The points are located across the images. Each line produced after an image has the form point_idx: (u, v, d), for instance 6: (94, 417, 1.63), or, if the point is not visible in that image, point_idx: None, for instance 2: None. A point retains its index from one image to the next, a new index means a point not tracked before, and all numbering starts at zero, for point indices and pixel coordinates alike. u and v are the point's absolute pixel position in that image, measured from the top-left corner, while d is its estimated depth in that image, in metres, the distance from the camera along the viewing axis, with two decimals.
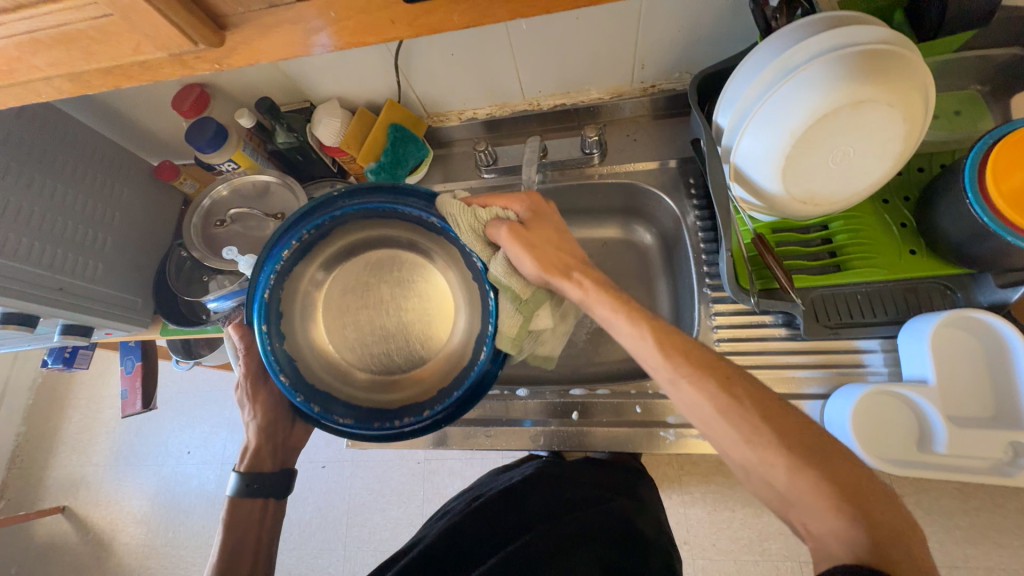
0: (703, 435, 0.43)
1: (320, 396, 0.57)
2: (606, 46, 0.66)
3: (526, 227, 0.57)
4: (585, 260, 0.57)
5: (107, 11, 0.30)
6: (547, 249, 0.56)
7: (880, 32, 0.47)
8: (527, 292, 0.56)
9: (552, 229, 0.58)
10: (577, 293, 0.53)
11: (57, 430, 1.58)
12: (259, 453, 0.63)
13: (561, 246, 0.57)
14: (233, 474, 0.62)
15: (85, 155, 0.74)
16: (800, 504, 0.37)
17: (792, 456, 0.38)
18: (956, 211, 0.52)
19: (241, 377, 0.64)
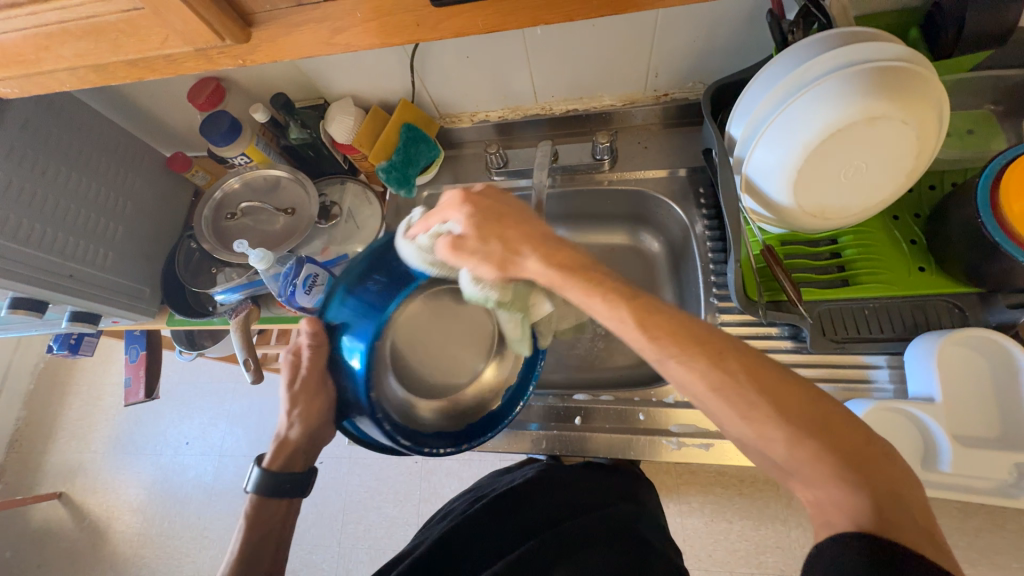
0: (698, 406, 0.41)
1: (382, 410, 0.56)
2: (621, 54, 0.67)
3: (467, 227, 0.49)
4: (547, 233, 0.49)
5: (137, 5, 0.30)
6: (494, 244, 0.48)
7: (896, 49, 0.47)
8: (508, 295, 0.53)
9: (498, 210, 0.50)
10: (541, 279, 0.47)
11: (58, 416, 1.59)
12: (290, 453, 0.62)
13: (512, 230, 0.49)
14: (256, 470, 0.60)
15: (101, 144, 0.75)
16: (799, 473, 0.36)
17: (790, 427, 0.36)
18: (968, 229, 0.52)
19: (297, 382, 0.60)
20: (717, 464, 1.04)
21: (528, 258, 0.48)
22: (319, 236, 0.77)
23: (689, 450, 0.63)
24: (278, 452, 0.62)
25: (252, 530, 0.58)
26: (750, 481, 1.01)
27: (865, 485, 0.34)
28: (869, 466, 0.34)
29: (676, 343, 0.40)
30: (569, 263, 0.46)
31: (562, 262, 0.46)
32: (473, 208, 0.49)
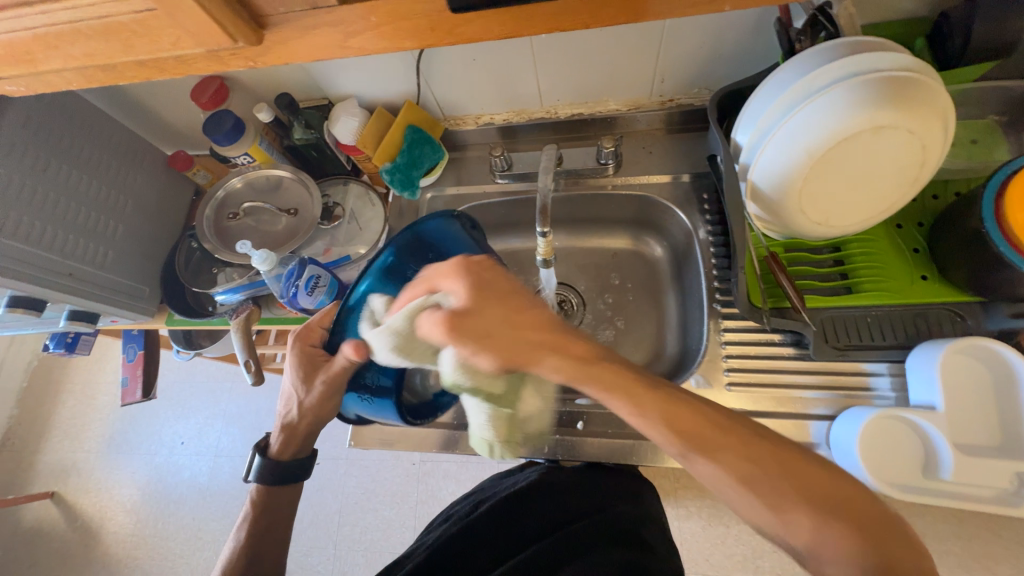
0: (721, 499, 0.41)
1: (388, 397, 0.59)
2: (627, 59, 0.67)
3: (463, 312, 0.46)
4: (550, 322, 0.48)
5: (149, 5, 0.30)
6: (500, 330, 0.46)
7: (903, 60, 0.48)
8: (499, 388, 0.48)
9: (504, 295, 0.47)
10: (557, 378, 0.45)
11: (51, 415, 1.57)
12: (287, 442, 0.63)
13: (517, 317, 0.47)
14: (257, 458, 0.63)
15: (102, 141, 0.74)
16: (824, 557, 0.36)
17: (811, 505, 0.37)
18: (971, 239, 0.52)
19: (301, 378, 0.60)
20: None
21: (543, 352, 0.46)
22: (321, 237, 0.77)
23: None
24: (277, 438, 0.63)
25: (261, 513, 0.61)
26: None
27: (882, 548, 0.35)
28: (862, 513, 0.37)
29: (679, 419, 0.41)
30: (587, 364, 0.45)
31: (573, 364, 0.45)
32: (472, 281, 0.47)
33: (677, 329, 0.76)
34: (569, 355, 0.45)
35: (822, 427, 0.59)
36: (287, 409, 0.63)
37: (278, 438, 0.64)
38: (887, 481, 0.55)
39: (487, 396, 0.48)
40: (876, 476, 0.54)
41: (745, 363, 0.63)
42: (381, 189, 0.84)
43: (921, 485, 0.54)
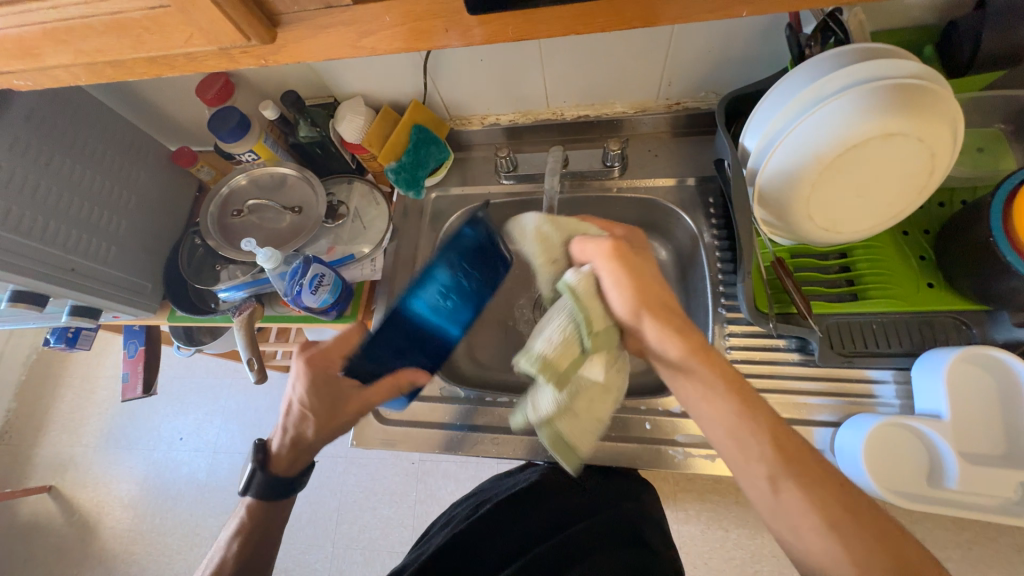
0: (769, 519, 0.43)
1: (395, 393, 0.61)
2: (635, 62, 0.67)
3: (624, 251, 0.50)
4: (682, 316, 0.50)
5: (162, 2, 0.30)
6: (642, 282, 0.48)
7: (914, 67, 0.48)
8: (599, 326, 0.46)
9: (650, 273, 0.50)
10: (675, 359, 0.48)
11: (49, 409, 1.57)
12: (290, 452, 0.58)
13: (662, 289, 0.50)
14: (255, 471, 0.57)
15: (106, 136, 0.74)
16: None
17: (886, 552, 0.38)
18: (979, 247, 0.52)
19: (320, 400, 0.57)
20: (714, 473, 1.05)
21: (676, 320, 0.49)
22: (326, 235, 0.77)
23: (694, 461, 0.63)
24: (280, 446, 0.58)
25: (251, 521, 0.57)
26: None
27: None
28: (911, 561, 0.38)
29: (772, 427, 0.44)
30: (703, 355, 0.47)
31: (684, 345, 0.48)
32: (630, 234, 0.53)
33: None
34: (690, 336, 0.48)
35: (826, 434, 0.59)
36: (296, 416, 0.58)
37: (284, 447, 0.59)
38: (892, 489, 0.54)
39: (585, 321, 0.45)
40: (880, 483, 0.54)
41: (750, 368, 0.63)
42: (386, 188, 0.84)
43: (926, 494, 0.54)
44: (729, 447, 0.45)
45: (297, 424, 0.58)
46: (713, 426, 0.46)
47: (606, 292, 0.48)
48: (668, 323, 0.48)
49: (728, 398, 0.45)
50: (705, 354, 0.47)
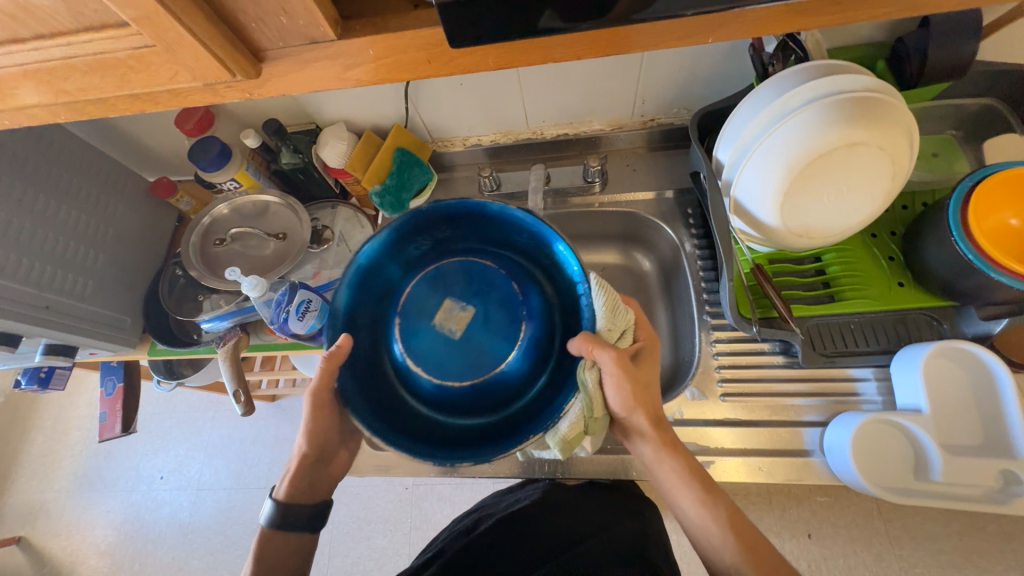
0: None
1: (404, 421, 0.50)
2: (610, 82, 0.69)
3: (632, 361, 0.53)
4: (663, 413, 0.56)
5: (148, 42, 0.30)
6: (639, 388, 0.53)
7: (869, 82, 0.51)
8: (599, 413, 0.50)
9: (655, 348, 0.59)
10: (650, 450, 0.55)
11: (17, 454, 1.49)
12: (301, 481, 0.61)
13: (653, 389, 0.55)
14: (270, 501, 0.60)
15: (82, 170, 0.72)
16: None
17: None
18: (942, 246, 0.55)
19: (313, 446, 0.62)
20: None
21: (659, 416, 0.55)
22: (311, 260, 0.76)
23: None
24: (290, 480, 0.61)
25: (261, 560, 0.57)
26: None
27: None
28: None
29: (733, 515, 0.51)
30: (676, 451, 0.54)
31: (665, 444, 0.54)
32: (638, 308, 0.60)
33: (669, 341, 0.77)
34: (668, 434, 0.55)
35: (815, 433, 0.61)
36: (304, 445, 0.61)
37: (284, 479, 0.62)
38: (882, 485, 0.56)
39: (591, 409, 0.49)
40: (870, 479, 0.55)
41: (737, 373, 0.65)
42: (370, 211, 0.84)
43: (913, 487, 0.55)
44: (694, 525, 0.52)
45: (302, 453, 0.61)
46: (685, 512, 0.53)
47: (605, 385, 0.51)
48: (654, 421, 0.55)
49: (691, 486, 0.53)
50: (677, 451, 0.54)
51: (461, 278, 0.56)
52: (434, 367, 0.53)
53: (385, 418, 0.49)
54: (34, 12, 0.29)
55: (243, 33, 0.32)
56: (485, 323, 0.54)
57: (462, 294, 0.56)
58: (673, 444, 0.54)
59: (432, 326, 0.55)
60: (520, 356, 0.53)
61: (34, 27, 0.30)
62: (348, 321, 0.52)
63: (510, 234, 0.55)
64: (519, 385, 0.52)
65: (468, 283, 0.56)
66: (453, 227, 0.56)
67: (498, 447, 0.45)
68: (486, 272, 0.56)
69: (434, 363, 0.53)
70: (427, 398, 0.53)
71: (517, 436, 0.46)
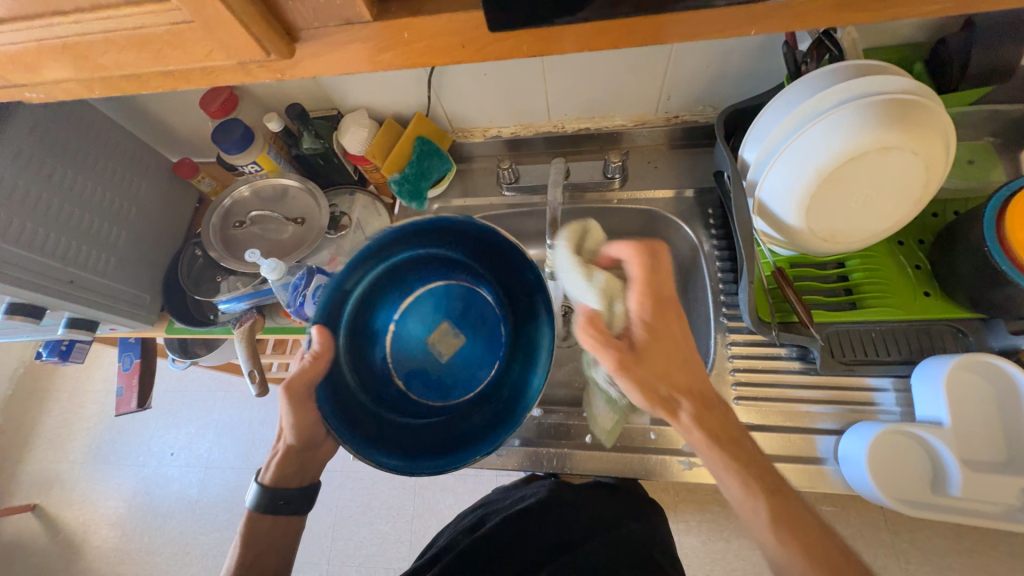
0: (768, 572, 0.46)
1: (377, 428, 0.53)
2: (635, 77, 0.68)
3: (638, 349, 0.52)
4: (699, 387, 0.53)
5: (185, 18, 0.30)
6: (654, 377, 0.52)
7: (906, 83, 0.49)
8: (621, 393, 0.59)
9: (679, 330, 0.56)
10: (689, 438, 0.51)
11: (35, 424, 1.53)
12: (288, 467, 0.63)
13: (679, 366, 0.53)
14: (255, 486, 0.62)
15: (108, 148, 0.73)
16: None
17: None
18: (974, 257, 0.53)
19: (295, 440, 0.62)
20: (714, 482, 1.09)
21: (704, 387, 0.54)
22: (328, 246, 0.76)
23: (698, 471, 0.62)
24: (276, 466, 0.63)
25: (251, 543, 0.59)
26: None
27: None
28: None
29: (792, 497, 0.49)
30: (725, 426, 0.52)
31: (709, 421, 0.51)
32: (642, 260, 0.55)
33: None
34: (716, 407, 0.52)
35: (829, 442, 0.60)
36: (292, 435, 0.61)
37: (270, 466, 0.64)
38: (897, 497, 0.55)
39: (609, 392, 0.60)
40: (885, 492, 0.54)
41: (752, 377, 0.64)
42: (387, 199, 0.84)
43: (929, 500, 0.54)
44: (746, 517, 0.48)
45: (288, 442, 0.62)
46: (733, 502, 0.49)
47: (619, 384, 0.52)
48: (693, 395, 0.52)
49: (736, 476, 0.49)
50: (727, 425, 0.52)
51: (459, 302, 0.59)
52: (403, 372, 0.57)
53: (341, 407, 0.51)
54: None
55: (278, 12, 0.32)
56: (473, 349, 0.59)
57: (454, 318, 0.59)
58: (720, 418, 0.52)
59: (412, 332, 0.58)
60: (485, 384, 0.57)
61: (74, 0, 0.31)
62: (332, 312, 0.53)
63: (505, 264, 0.55)
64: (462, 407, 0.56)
65: (464, 309, 0.59)
66: (459, 241, 0.55)
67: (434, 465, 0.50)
68: (483, 301, 0.59)
69: (411, 374, 0.57)
70: (377, 396, 0.54)
71: (452, 459, 0.51)
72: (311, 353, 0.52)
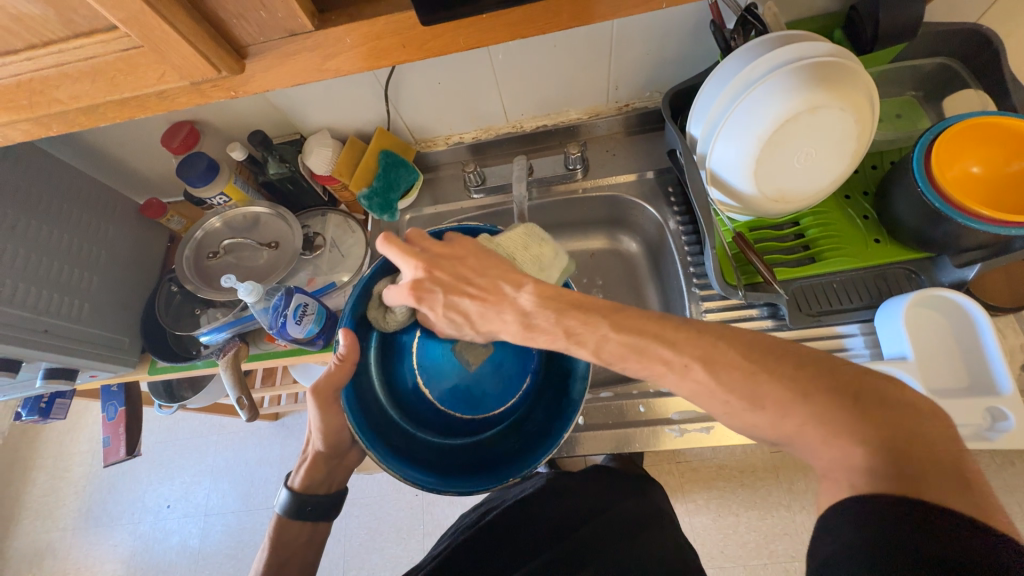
0: None
1: (393, 436, 0.60)
2: (582, 70, 0.71)
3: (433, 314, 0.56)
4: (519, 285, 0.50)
5: (135, 43, 0.32)
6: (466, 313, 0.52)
7: (827, 47, 0.53)
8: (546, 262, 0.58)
9: (472, 249, 0.53)
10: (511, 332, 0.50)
11: (19, 496, 1.47)
12: (318, 474, 0.63)
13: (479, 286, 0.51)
14: (284, 492, 0.62)
15: (72, 194, 0.73)
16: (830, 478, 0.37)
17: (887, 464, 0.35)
18: (912, 199, 0.57)
19: (322, 447, 0.62)
20: (716, 458, 1.10)
21: (500, 291, 0.50)
22: (305, 267, 0.77)
23: (690, 436, 0.64)
24: (307, 472, 0.63)
25: (274, 552, 0.60)
26: (750, 470, 1.08)
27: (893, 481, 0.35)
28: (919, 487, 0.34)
29: (629, 332, 0.45)
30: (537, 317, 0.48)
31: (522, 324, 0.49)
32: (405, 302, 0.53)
33: None
34: (510, 318, 0.49)
35: None
36: (322, 442, 0.61)
37: (298, 471, 0.64)
38: None
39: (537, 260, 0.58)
40: None
41: None
42: (360, 215, 0.85)
43: None
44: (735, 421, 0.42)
45: (318, 447, 0.62)
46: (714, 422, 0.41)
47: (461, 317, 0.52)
48: (485, 315, 0.51)
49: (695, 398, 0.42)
50: (529, 322, 0.48)
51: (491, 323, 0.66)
52: (426, 381, 0.65)
53: (366, 414, 0.58)
54: (25, 22, 0.31)
55: (223, 30, 0.34)
56: (498, 366, 0.65)
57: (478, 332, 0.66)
58: (524, 313, 0.49)
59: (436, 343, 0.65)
60: (516, 405, 0.64)
61: (25, 37, 0.32)
62: (356, 325, 0.60)
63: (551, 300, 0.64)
64: (490, 424, 0.64)
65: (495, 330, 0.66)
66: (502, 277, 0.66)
67: (462, 482, 0.56)
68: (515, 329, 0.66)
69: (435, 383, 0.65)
70: (401, 411, 0.63)
71: (472, 475, 0.57)
72: (339, 356, 0.55)
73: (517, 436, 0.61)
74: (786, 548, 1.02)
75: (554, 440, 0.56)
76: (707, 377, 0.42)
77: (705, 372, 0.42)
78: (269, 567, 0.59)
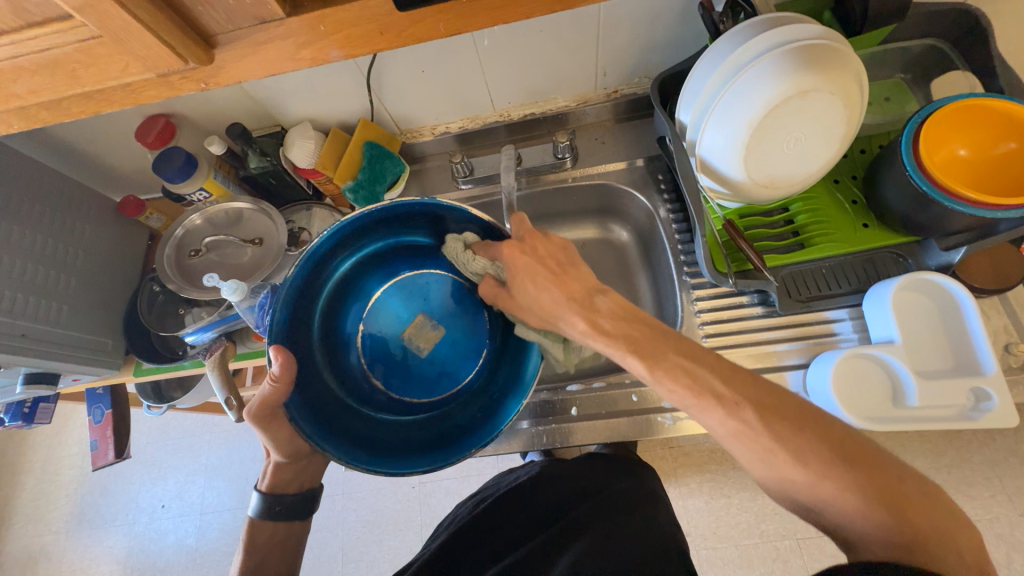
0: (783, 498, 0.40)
1: (349, 425, 0.55)
2: (570, 56, 0.70)
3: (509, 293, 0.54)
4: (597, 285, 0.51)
5: (93, 33, 0.31)
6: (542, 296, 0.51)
7: (816, 29, 0.52)
8: None
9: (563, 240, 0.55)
10: (576, 328, 0.49)
11: (9, 501, 1.45)
12: (285, 474, 0.63)
13: (563, 278, 0.51)
14: (255, 494, 0.61)
15: (45, 193, 0.71)
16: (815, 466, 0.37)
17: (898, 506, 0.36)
18: (900, 183, 0.57)
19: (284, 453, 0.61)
20: (709, 442, 1.12)
21: (583, 284, 0.51)
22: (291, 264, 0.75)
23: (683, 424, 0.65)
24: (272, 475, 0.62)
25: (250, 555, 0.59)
26: None
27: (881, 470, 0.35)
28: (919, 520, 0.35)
29: (686, 356, 0.44)
30: (606, 318, 0.48)
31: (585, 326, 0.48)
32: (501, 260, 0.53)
33: (653, 304, 0.80)
34: (575, 312, 0.49)
35: (797, 376, 0.63)
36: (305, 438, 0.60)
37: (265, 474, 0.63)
38: (862, 414, 0.58)
39: None
40: (851, 411, 0.57)
41: (721, 327, 0.66)
42: (346, 209, 0.83)
43: (893, 414, 0.58)
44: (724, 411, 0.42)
45: (278, 458, 0.62)
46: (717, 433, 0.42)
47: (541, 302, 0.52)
48: (553, 301, 0.50)
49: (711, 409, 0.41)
50: (594, 320, 0.48)
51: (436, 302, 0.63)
52: (377, 369, 0.62)
53: (318, 411, 0.54)
54: None
55: (188, 18, 0.32)
56: (449, 345, 0.62)
57: (427, 314, 0.63)
58: (591, 311, 0.49)
59: (382, 330, 0.62)
60: (473, 378, 0.62)
61: None
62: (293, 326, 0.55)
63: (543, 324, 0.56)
64: (449, 400, 0.61)
65: (444, 309, 0.63)
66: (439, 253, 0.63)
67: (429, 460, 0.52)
68: (463, 307, 0.64)
69: (387, 370, 0.62)
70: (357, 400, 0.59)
71: (437, 453, 0.53)
72: (271, 377, 0.51)
73: (481, 406, 0.58)
74: (777, 527, 1.05)
75: (514, 405, 0.53)
76: (757, 422, 0.40)
77: (755, 415, 0.40)
78: (245, 568, 0.59)
